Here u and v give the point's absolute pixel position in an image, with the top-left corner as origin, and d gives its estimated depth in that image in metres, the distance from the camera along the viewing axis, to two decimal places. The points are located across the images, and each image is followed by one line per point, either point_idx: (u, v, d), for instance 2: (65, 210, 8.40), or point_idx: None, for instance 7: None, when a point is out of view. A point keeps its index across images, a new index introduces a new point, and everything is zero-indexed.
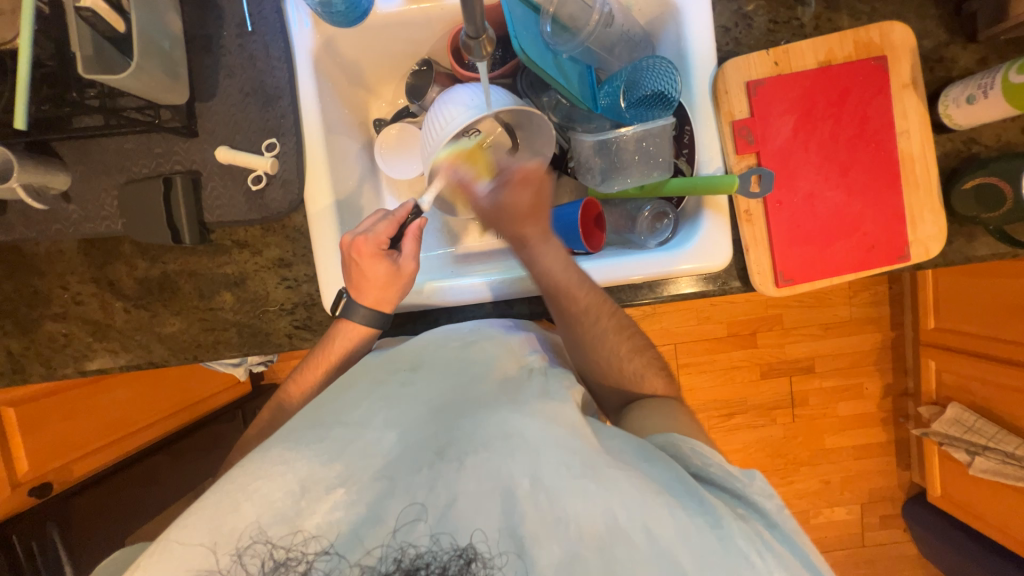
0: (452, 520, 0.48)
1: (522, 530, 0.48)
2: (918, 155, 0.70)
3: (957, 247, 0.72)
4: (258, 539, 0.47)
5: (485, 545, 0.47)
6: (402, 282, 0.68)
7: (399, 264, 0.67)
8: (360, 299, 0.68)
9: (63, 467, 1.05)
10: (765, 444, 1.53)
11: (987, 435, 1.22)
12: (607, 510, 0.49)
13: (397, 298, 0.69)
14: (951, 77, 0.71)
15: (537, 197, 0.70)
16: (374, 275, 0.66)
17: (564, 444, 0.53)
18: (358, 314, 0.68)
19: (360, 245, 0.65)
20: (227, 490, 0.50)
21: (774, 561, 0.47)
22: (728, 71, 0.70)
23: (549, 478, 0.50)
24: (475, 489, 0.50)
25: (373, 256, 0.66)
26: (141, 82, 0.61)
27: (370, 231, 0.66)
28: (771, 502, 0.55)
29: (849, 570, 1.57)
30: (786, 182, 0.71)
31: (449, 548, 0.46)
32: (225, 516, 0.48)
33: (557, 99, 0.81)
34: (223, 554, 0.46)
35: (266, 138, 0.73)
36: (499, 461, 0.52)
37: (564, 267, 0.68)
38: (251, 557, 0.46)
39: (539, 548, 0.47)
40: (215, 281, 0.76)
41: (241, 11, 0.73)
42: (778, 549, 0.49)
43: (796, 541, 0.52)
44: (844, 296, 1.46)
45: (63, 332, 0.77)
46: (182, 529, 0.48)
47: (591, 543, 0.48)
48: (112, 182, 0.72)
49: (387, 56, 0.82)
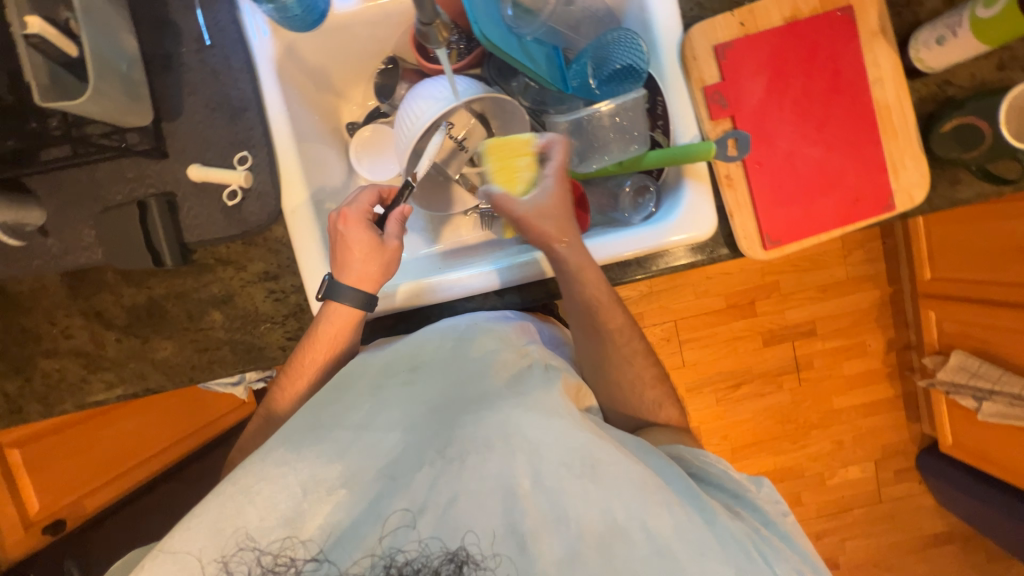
0: (451, 521, 0.49)
1: (523, 527, 0.48)
2: (894, 103, 0.70)
3: (941, 192, 0.72)
4: (245, 545, 0.48)
5: (477, 548, 0.48)
6: (383, 258, 0.68)
7: (382, 238, 0.68)
8: (343, 279, 0.67)
9: (75, 503, 1.06)
10: (774, 411, 1.53)
11: (992, 379, 1.22)
12: (606, 508, 0.49)
13: (377, 273, 0.68)
14: (919, 20, 0.71)
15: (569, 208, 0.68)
16: (357, 243, 0.67)
17: (566, 441, 0.51)
18: (347, 297, 0.67)
19: (346, 214, 0.67)
20: (231, 491, 0.50)
21: (773, 557, 0.50)
22: (694, 36, 0.69)
23: (549, 479, 0.50)
24: (476, 489, 0.50)
25: (358, 223, 0.67)
26: (101, 106, 0.61)
27: (354, 201, 0.68)
28: (769, 504, 0.57)
29: (869, 527, 1.57)
30: (764, 143, 0.71)
31: (440, 552, 0.48)
32: (230, 520, 0.48)
33: (526, 83, 0.80)
34: (210, 562, 0.48)
35: (238, 151, 0.72)
36: (499, 461, 0.51)
37: (599, 282, 0.66)
38: (238, 564, 0.47)
39: (538, 544, 0.48)
40: (202, 301, 0.76)
41: (198, 26, 0.72)
42: (777, 545, 0.52)
43: (797, 538, 0.55)
44: (838, 256, 1.46)
45: (57, 367, 0.77)
46: (184, 533, 0.48)
47: (591, 540, 0.48)
48: (87, 212, 0.71)
49: (352, 57, 0.82)
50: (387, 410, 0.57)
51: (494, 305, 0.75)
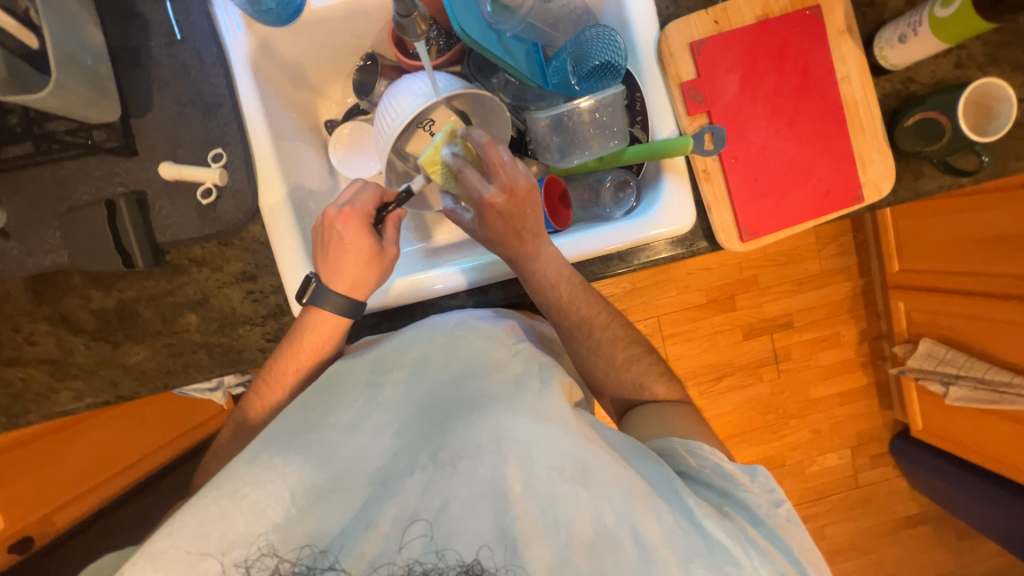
0: (446, 528, 0.47)
1: (515, 532, 0.47)
2: (861, 99, 0.72)
3: (906, 183, 0.75)
4: (268, 552, 0.47)
5: (490, 560, 0.46)
6: (383, 266, 0.67)
7: (381, 245, 0.67)
8: (333, 285, 0.66)
9: (43, 518, 1.01)
10: (755, 402, 1.57)
11: (958, 364, 1.27)
12: (597, 513, 0.49)
13: (373, 282, 0.67)
14: (883, 19, 0.74)
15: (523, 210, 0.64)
16: (355, 249, 0.65)
17: (556, 446, 0.51)
18: (330, 301, 0.66)
19: (347, 216, 0.65)
20: (215, 496, 0.48)
21: (759, 559, 0.49)
22: (670, 33, 0.71)
23: (540, 483, 0.50)
24: (470, 493, 0.49)
25: (358, 225, 0.65)
26: (64, 100, 0.59)
27: (355, 202, 0.66)
28: (766, 500, 0.56)
29: (847, 512, 1.62)
30: (738, 138, 0.72)
31: (454, 564, 0.45)
32: (213, 524, 0.47)
33: (507, 79, 0.81)
34: (232, 565, 0.46)
35: (212, 149, 0.70)
36: (491, 464, 0.50)
37: (557, 280, 0.68)
38: (260, 570, 0.46)
39: (531, 550, 0.46)
40: (177, 304, 0.73)
41: (168, 20, 0.70)
42: (763, 546, 0.50)
43: (787, 538, 0.53)
44: (812, 250, 1.51)
45: (21, 376, 0.74)
46: (169, 536, 0.46)
47: (582, 547, 0.48)
48: (51, 213, 0.68)
49: (330, 53, 0.81)
50: (376, 412, 0.57)
51: (478, 301, 0.75)
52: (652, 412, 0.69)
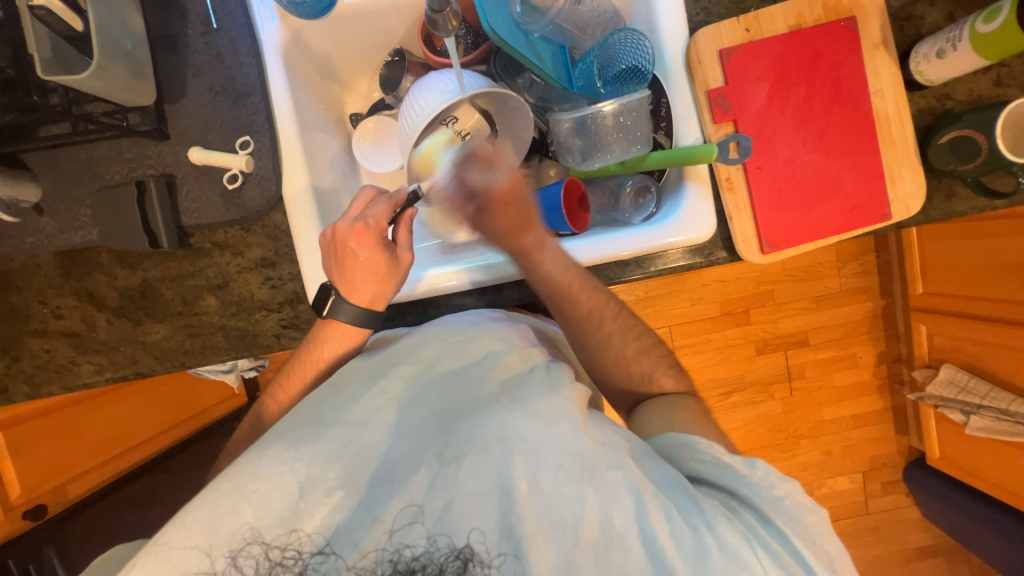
0: (449, 524, 0.48)
1: (520, 532, 0.48)
2: (894, 113, 0.71)
3: (937, 204, 0.73)
4: (252, 540, 0.48)
5: (483, 546, 0.47)
6: (399, 275, 0.67)
7: (396, 253, 0.66)
8: (351, 296, 0.66)
9: (56, 489, 1.01)
10: (765, 420, 1.54)
11: (981, 394, 1.23)
12: (603, 514, 0.49)
13: (392, 293, 0.67)
14: (921, 34, 0.72)
15: (522, 209, 0.67)
16: (370, 263, 0.64)
17: (562, 445, 0.52)
18: (345, 312, 0.66)
19: (361, 232, 0.63)
20: (225, 489, 0.49)
21: (768, 561, 0.47)
22: (700, 40, 0.70)
23: (546, 482, 0.50)
24: (474, 490, 0.49)
25: (372, 242, 0.63)
26: (104, 82, 0.61)
27: (369, 216, 0.64)
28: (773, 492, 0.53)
29: (856, 540, 1.58)
30: (764, 148, 0.71)
31: (447, 550, 0.47)
32: (224, 518, 0.48)
33: (532, 80, 0.81)
34: (218, 557, 0.47)
35: (240, 136, 0.72)
36: (496, 462, 0.50)
37: (565, 269, 0.67)
38: (245, 559, 0.47)
39: (535, 552, 0.47)
40: (197, 286, 0.75)
41: (205, 9, 0.72)
42: (774, 547, 0.49)
43: (795, 536, 0.50)
44: (833, 267, 1.47)
45: (46, 348, 0.76)
46: (177, 532, 0.48)
47: (587, 547, 0.48)
48: (84, 191, 0.71)
49: (360, 48, 0.82)
50: (387, 408, 0.57)
51: (491, 301, 0.75)
52: (663, 406, 0.68)
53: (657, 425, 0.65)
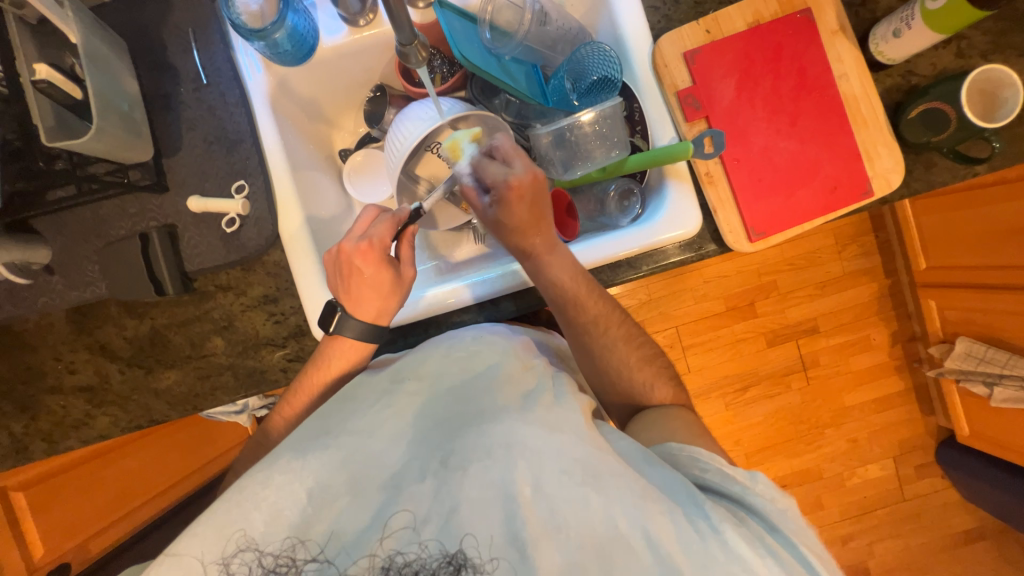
0: (453, 527, 0.49)
1: (523, 536, 0.48)
2: (861, 94, 0.73)
3: (918, 175, 0.73)
4: (246, 547, 0.49)
5: (475, 551, 0.48)
6: (403, 292, 0.69)
7: (399, 270, 0.68)
8: (351, 319, 0.68)
9: (79, 546, 1.01)
10: (784, 412, 1.51)
11: (1000, 363, 1.19)
12: (607, 518, 0.49)
13: (397, 309, 0.69)
14: (877, 17, 0.74)
15: (535, 207, 0.65)
16: (371, 283, 0.66)
17: (568, 452, 0.52)
18: (350, 329, 0.67)
19: (366, 252, 0.65)
20: (236, 511, 0.50)
21: (778, 568, 0.47)
22: (663, 45, 0.74)
23: (550, 487, 0.50)
24: (478, 496, 0.50)
25: (375, 260, 0.65)
26: (104, 143, 0.64)
27: (372, 235, 0.65)
28: (775, 502, 0.53)
29: (896, 528, 1.53)
30: (739, 140, 0.73)
31: (438, 554, 0.48)
32: (235, 525, 0.49)
33: (509, 99, 0.84)
34: (211, 564, 0.48)
35: (235, 180, 0.75)
36: (500, 469, 0.51)
37: (573, 273, 0.67)
38: (239, 565, 0.49)
39: (537, 552, 0.48)
40: (204, 328, 0.77)
41: (195, 67, 0.76)
42: (783, 555, 0.49)
43: (802, 543, 0.50)
44: (833, 252, 1.47)
45: (62, 405, 0.78)
46: (190, 541, 0.49)
47: (589, 551, 0.48)
48: (90, 248, 0.74)
49: (342, 88, 0.86)
50: (393, 417, 0.58)
51: (490, 315, 0.76)
52: (673, 415, 0.68)
53: (662, 434, 0.65)
